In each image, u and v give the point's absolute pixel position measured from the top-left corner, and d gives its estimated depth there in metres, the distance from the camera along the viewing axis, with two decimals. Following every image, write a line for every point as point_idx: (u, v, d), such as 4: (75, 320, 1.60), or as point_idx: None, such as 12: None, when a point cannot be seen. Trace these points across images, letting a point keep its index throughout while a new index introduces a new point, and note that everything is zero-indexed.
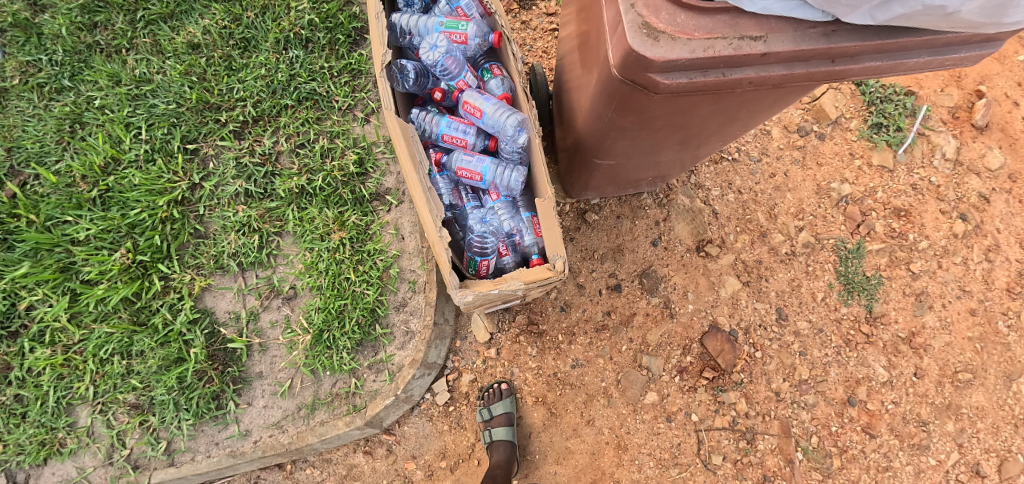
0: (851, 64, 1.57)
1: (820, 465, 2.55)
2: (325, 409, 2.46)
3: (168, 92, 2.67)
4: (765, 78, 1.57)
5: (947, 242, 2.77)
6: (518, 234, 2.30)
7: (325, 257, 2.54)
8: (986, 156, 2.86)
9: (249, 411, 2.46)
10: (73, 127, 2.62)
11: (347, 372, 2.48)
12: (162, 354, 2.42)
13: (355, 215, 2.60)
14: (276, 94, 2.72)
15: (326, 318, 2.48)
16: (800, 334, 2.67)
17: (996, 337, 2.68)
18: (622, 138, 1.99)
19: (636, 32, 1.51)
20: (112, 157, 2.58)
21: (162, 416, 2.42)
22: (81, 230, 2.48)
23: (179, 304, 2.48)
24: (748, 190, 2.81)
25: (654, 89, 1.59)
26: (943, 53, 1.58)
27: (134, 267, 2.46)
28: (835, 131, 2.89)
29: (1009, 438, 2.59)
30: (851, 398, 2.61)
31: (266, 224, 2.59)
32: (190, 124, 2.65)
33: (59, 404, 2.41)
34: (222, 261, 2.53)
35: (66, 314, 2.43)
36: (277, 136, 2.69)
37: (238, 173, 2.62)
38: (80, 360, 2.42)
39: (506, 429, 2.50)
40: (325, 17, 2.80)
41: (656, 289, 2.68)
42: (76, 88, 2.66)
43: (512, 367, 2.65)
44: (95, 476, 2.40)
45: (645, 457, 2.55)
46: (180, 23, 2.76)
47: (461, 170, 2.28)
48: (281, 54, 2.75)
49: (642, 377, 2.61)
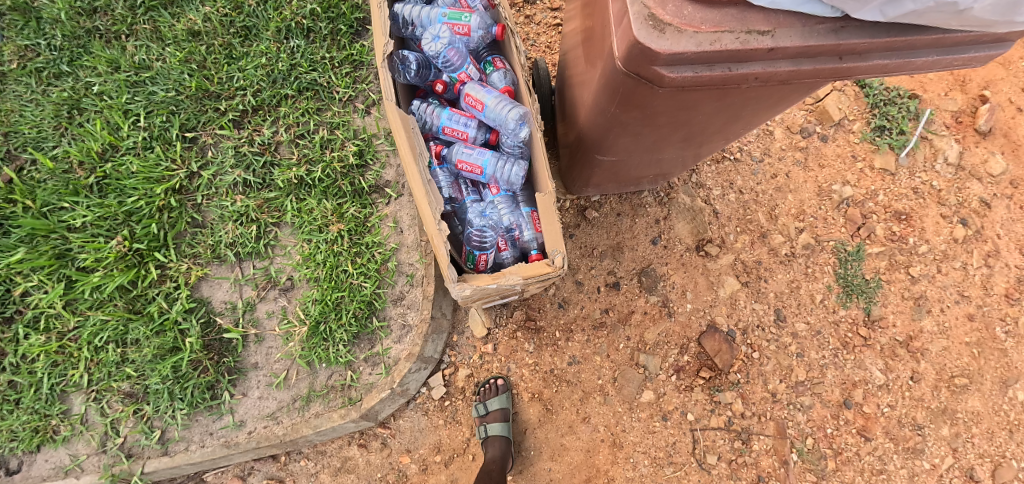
0: (859, 61, 1.55)
1: (815, 466, 2.55)
2: (320, 401, 2.44)
3: (167, 79, 2.65)
4: (772, 74, 1.55)
5: (947, 246, 2.76)
6: (518, 229, 2.29)
7: (323, 249, 2.53)
8: (988, 161, 2.85)
9: (243, 402, 2.44)
10: (70, 112, 2.60)
11: (343, 364, 2.47)
12: (158, 343, 2.41)
13: (354, 206, 2.59)
14: (276, 83, 2.70)
15: (322, 310, 2.47)
16: (798, 336, 2.67)
17: (993, 343, 2.68)
18: (625, 134, 1.97)
19: (642, 24, 1.49)
20: (109, 143, 2.57)
21: (156, 405, 2.41)
22: (78, 217, 2.47)
23: (175, 294, 2.47)
24: (749, 190, 2.80)
25: (659, 83, 1.57)
26: (952, 52, 1.56)
27: (130, 255, 2.45)
28: (838, 132, 2.88)
29: (1004, 444, 2.59)
30: (847, 400, 2.61)
31: (265, 214, 2.57)
32: (188, 112, 2.63)
33: (53, 391, 2.40)
34: (219, 251, 2.52)
35: (61, 301, 2.42)
36: (277, 126, 2.67)
37: (237, 162, 2.61)
38: (75, 347, 2.41)
39: (501, 424, 2.49)
40: (328, 7, 2.77)
41: (655, 287, 2.67)
42: (74, 74, 2.64)
43: (508, 363, 2.64)
44: (89, 464, 2.38)
45: (639, 455, 2.55)
46: (181, 10, 2.74)
47: (461, 162, 2.27)
48: (282, 43, 2.73)
49: (639, 375, 2.60)
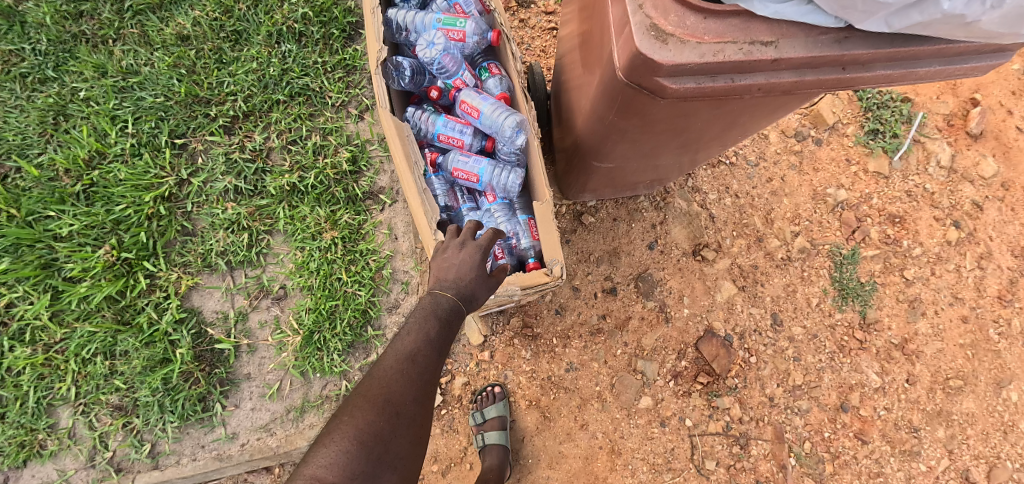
0: (862, 71, 1.55)
1: (813, 470, 2.54)
2: (315, 411, 2.40)
3: (156, 84, 2.60)
4: (774, 85, 1.55)
5: (941, 248, 2.78)
6: (515, 236, 2.26)
7: (317, 257, 2.49)
8: (980, 164, 2.87)
9: (236, 414, 2.40)
10: (56, 119, 2.54)
11: (338, 374, 2.43)
12: (147, 355, 2.36)
13: (348, 214, 2.55)
14: (268, 88, 2.66)
15: (316, 319, 2.44)
16: (794, 340, 2.66)
17: (987, 345, 2.69)
18: (623, 141, 1.96)
19: (644, 34, 1.48)
20: (96, 150, 2.51)
21: (146, 417, 2.36)
22: (65, 226, 2.41)
23: (165, 303, 2.42)
24: (745, 194, 2.80)
25: (660, 94, 1.56)
26: (954, 62, 1.56)
27: (119, 265, 2.40)
28: (833, 136, 2.89)
29: (998, 445, 2.60)
30: (844, 404, 2.61)
31: (256, 221, 2.53)
32: (178, 118, 2.59)
33: (40, 404, 2.34)
34: (210, 259, 2.48)
35: (47, 312, 2.36)
36: (269, 132, 2.63)
37: (228, 169, 2.56)
38: (62, 360, 2.35)
39: (499, 433, 2.47)
40: (320, 11, 2.74)
41: (652, 293, 2.66)
42: (60, 79, 2.59)
43: (505, 370, 2.62)
44: (77, 479, 2.33)
45: (638, 462, 2.53)
46: (169, 14, 2.70)
47: (458, 170, 2.25)
48: (273, 48, 2.69)
49: (636, 381, 2.59)
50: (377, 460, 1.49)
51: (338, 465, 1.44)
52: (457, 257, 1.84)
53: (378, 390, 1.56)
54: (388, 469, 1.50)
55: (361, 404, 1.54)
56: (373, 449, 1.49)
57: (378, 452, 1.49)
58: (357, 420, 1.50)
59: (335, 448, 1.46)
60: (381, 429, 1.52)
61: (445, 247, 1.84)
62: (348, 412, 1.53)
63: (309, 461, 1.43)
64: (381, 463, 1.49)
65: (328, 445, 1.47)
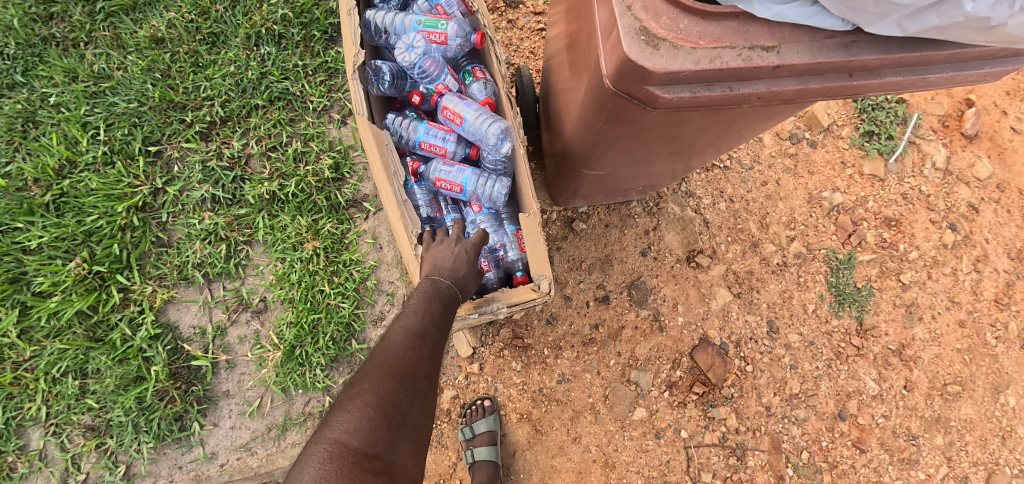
0: (869, 78, 1.48)
1: (810, 481, 2.48)
2: (297, 429, 2.31)
3: (129, 89, 2.50)
4: (776, 93, 1.48)
5: (937, 252, 2.73)
6: (502, 248, 2.18)
7: (298, 268, 2.40)
8: (976, 165, 2.82)
9: (215, 433, 2.30)
10: (25, 126, 2.43)
11: (321, 390, 2.34)
12: (121, 373, 2.26)
13: (330, 222, 2.46)
14: (246, 93, 2.56)
15: (298, 333, 2.34)
16: (791, 348, 2.61)
17: (984, 349, 2.64)
18: (614, 149, 1.88)
19: (634, 39, 1.41)
20: (67, 159, 2.41)
21: (120, 438, 2.25)
22: (33, 238, 2.30)
23: (140, 318, 2.32)
24: (739, 199, 2.74)
25: (652, 103, 1.49)
26: (967, 68, 1.50)
27: (90, 278, 2.30)
28: (827, 138, 2.84)
29: (997, 451, 2.55)
30: (842, 412, 2.55)
31: (235, 232, 2.43)
32: (152, 125, 2.48)
33: (9, 426, 2.23)
34: (186, 272, 2.38)
35: (15, 329, 2.24)
36: (247, 138, 2.54)
37: (205, 177, 2.47)
38: (31, 378, 2.24)
39: (488, 448, 2.40)
40: (300, 12, 2.65)
41: (645, 301, 2.59)
42: (29, 84, 2.48)
43: (495, 383, 2.54)
44: None
45: (632, 475, 2.46)
46: (143, 16, 2.59)
47: (440, 180, 2.17)
48: (252, 51, 2.60)
49: (630, 392, 2.52)
50: (397, 429, 1.46)
51: (362, 430, 1.40)
52: (450, 250, 1.83)
53: (395, 362, 1.53)
54: (406, 439, 1.47)
55: (380, 374, 1.50)
56: (394, 418, 1.46)
57: (397, 420, 1.46)
58: (378, 388, 1.47)
59: (358, 413, 1.42)
60: (400, 399, 1.49)
61: (439, 241, 1.84)
62: (367, 380, 1.49)
63: (334, 424, 1.38)
64: (401, 432, 1.47)
65: (350, 411, 1.42)
